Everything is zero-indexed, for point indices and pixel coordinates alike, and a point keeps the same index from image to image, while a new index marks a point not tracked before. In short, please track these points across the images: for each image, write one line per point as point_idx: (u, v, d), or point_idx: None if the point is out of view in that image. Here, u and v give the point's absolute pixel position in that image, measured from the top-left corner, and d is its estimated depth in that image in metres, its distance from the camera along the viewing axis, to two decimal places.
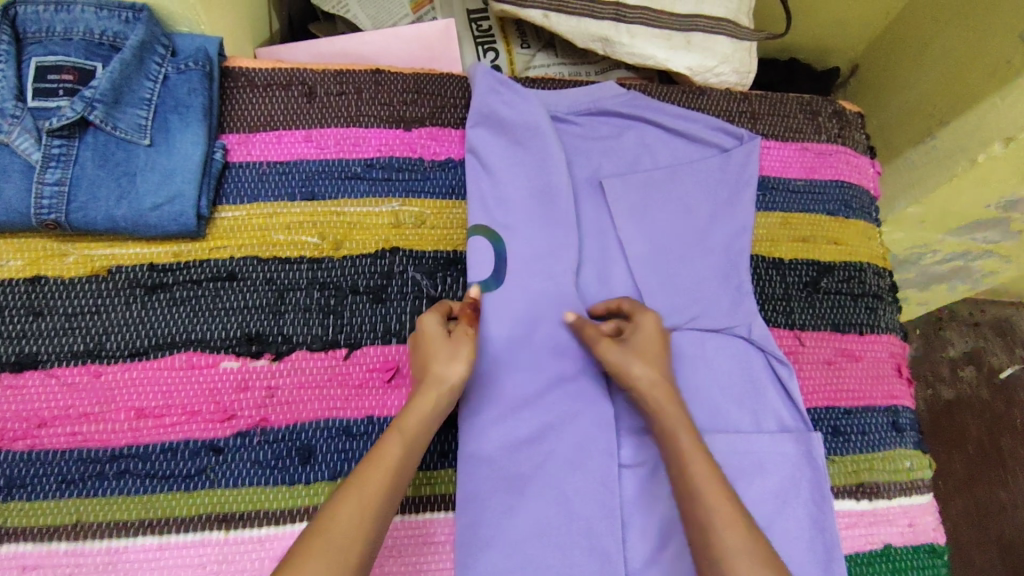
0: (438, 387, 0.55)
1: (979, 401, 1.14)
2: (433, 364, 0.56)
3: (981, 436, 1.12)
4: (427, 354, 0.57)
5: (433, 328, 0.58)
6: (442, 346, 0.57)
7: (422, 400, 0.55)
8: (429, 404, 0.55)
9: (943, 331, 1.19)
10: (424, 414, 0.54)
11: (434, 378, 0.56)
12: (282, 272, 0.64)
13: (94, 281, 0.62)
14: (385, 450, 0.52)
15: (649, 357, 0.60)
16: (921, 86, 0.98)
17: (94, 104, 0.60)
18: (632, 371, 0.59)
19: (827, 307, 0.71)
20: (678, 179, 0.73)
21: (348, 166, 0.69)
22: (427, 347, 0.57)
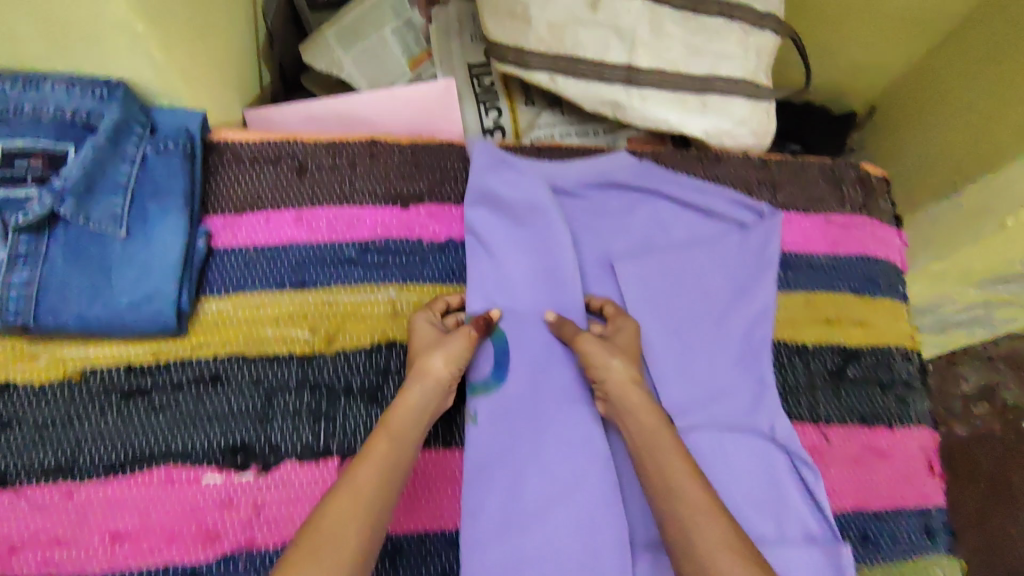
0: (426, 381, 0.55)
1: None
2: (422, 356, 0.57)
3: None
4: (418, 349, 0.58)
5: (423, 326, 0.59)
6: (430, 341, 0.58)
7: (412, 393, 0.55)
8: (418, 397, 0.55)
9: None
10: (412, 408, 0.54)
11: (422, 370, 0.56)
12: (270, 372, 0.59)
13: (67, 386, 0.57)
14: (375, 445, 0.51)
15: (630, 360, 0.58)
16: (942, 136, 0.91)
17: (65, 197, 0.55)
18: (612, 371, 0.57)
19: (854, 397, 0.67)
20: (695, 258, 0.68)
21: (342, 249, 0.64)
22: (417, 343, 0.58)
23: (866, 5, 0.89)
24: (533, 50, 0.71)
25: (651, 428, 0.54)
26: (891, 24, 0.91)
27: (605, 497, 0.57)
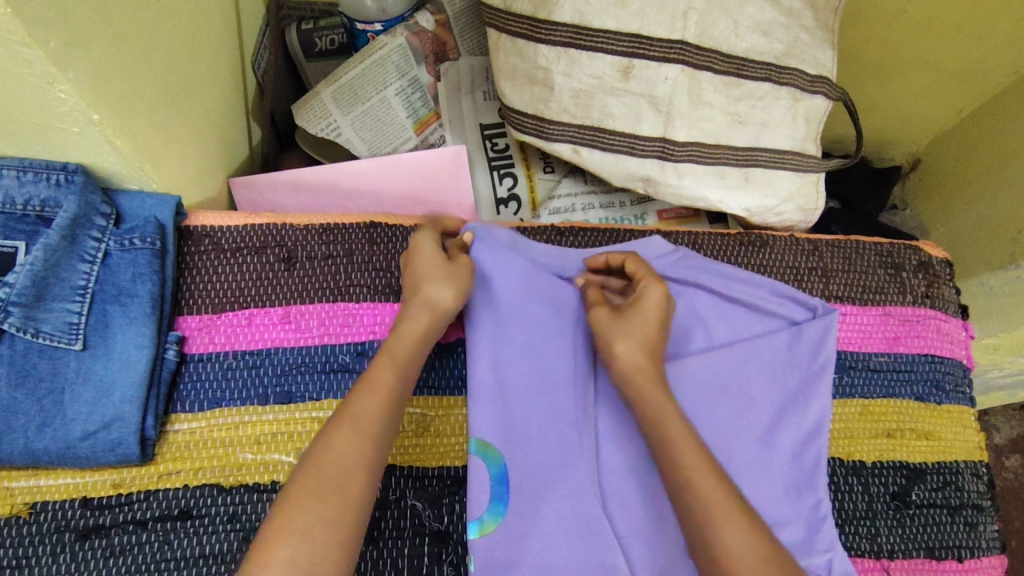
0: (434, 314, 0.51)
1: None
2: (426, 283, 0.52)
3: None
4: (417, 269, 0.53)
5: (424, 248, 0.54)
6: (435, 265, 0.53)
7: (417, 315, 0.51)
8: (423, 327, 0.51)
9: (988, 413, 1.00)
10: (418, 336, 0.50)
11: (429, 298, 0.52)
12: (248, 505, 0.51)
13: (12, 524, 0.49)
14: (381, 372, 0.47)
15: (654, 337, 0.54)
16: (1000, 199, 0.82)
17: (8, 309, 0.47)
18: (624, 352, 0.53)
19: (919, 526, 0.59)
20: (738, 364, 0.59)
21: (334, 354, 0.56)
22: (417, 268, 0.53)
23: (919, 57, 0.80)
24: (554, 120, 0.63)
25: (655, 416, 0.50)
26: (947, 77, 0.82)
27: None
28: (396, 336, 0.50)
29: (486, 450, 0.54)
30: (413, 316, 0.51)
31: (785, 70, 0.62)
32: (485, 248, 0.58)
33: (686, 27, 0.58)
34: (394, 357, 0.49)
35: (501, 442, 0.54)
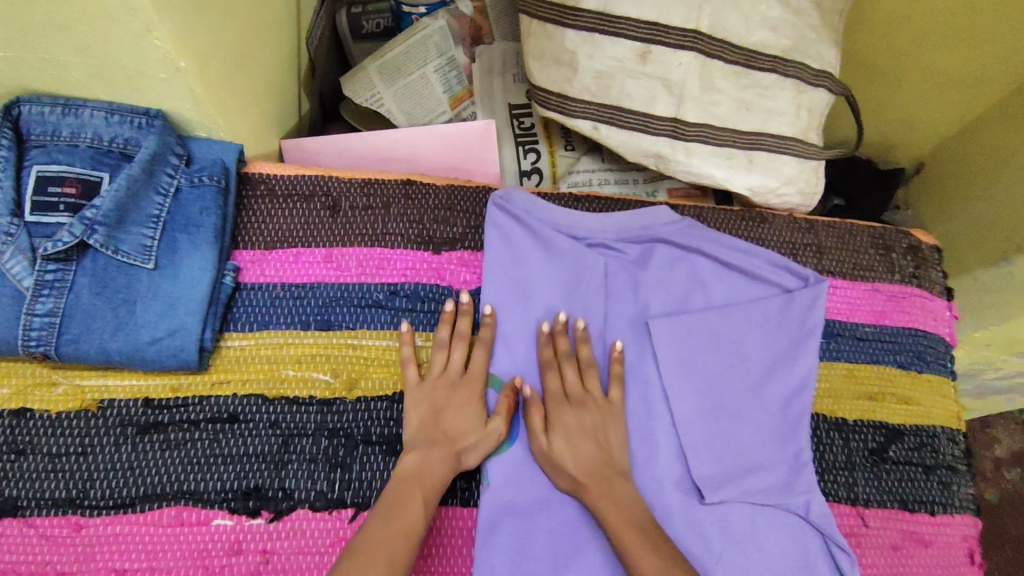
0: (455, 464, 0.56)
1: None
2: (454, 436, 0.57)
3: None
4: (446, 419, 0.58)
5: (455, 366, 0.60)
6: (466, 415, 0.58)
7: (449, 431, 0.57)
8: (445, 475, 0.55)
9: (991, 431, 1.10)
10: (440, 476, 0.55)
11: (452, 450, 0.56)
12: (288, 415, 0.58)
13: (82, 416, 0.56)
14: (410, 511, 0.52)
15: (582, 439, 0.58)
16: (997, 202, 0.87)
17: (94, 227, 0.55)
18: (565, 473, 0.57)
19: (895, 480, 0.63)
20: (731, 324, 0.65)
21: (369, 292, 0.63)
22: (447, 416, 0.58)
23: (921, 65, 0.86)
24: (577, 97, 0.70)
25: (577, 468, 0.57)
26: (949, 84, 0.88)
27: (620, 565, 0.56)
28: (424, 473, 0.54)
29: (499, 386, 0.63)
30: (439, 462, 0.55)
31: (790, 63, 0.68)
32: (510, 215, 0.65)
33: (700, 17, 0.65)
34: (423, 503, 0.53)
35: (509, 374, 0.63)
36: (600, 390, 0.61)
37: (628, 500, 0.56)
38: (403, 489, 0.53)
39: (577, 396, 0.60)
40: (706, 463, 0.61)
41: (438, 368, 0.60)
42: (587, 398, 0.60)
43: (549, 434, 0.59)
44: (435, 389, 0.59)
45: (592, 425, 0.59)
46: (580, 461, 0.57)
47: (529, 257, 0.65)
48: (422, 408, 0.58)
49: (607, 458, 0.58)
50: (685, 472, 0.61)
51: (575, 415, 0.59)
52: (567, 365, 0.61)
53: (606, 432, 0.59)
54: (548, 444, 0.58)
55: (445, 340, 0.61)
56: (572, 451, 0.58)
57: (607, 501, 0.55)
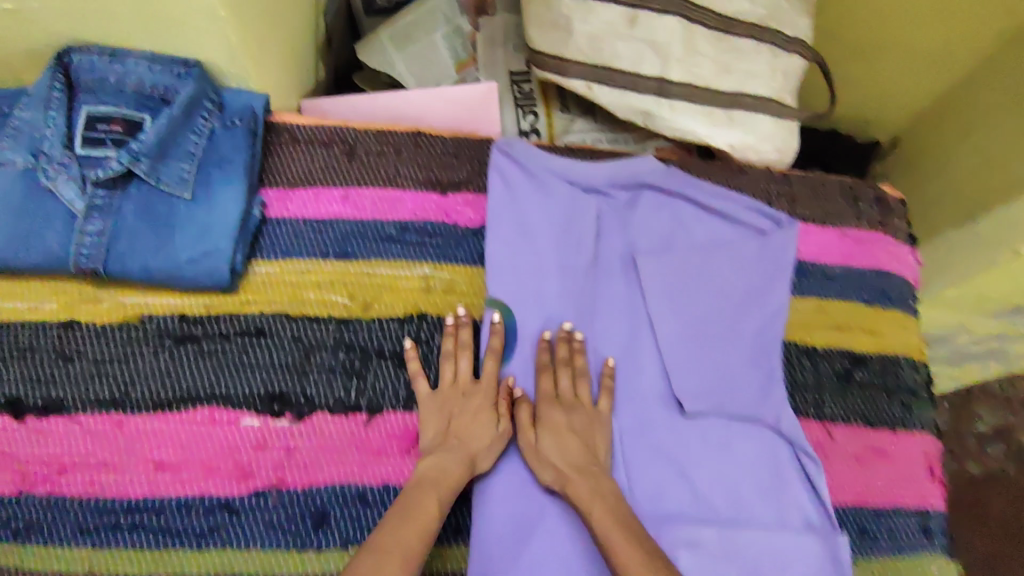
0: (470, 467, 0.59)
1: None
2: (467, 440, 0.60)
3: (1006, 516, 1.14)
4: (457, 422, 0.61)
5: (462, 376, 0.63)
6: (478, 421, 0.62)
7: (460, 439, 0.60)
8: (464, 475, 0.58)
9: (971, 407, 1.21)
10: (459, 478, 0.58)
11: (467, 453, 0.60)
12: (309, 331, 0.64)
13: (124, 328, 0.62)
14: (425, 506, 0.55)
15: (570, 442, 0.61)
16: (966, 169, 0.94)
17: (139, 157, 0.61)
18: (551, 467, 0.60)
19: (860, 400, 0.69)
20: (712, 260, 0.71)
21: (383, 227, 0.69)
22: (460, 421, 0.61)
23: (894, 42, 0.93)
24: (573, 59, 0.76)
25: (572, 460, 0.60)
26: (919, 60, 0.94)
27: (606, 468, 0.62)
28: (442, 476, 0.58)
29: (504, 309, 0.66)
30: (456, 465, 0.58)
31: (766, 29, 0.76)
32: (510, 162, 0.71)
33: None
34: (437, 501, 0.56)
35: (508, 299, 0.67)
36: (590, 398, 0.64)
37: (614, 494, 0.58)
38: (413, 493, 0.56)
39: (568, 402, 0.63)
40: (688, 383, 0.66)
41: (449, 377, 0.63)
42: (577, 404, 0.64)
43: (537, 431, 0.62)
44: (446, 399, 0.62)
45: (582, 429, 0.62)
46: (568, 457, 0.60)
47: (528, 198, 0.71)
48: (437, 414, 0.61)
49: (591, 458, 0.61)
50: (668, 390, 0.67)
51: (568, 422, 0.62)
52: (561, 371, 0.64)
53: (595, 438, 0.62)
54: (535, 437, 0.62)
55: (451, 350, 0.64)
56: (558, 445, 0.61)
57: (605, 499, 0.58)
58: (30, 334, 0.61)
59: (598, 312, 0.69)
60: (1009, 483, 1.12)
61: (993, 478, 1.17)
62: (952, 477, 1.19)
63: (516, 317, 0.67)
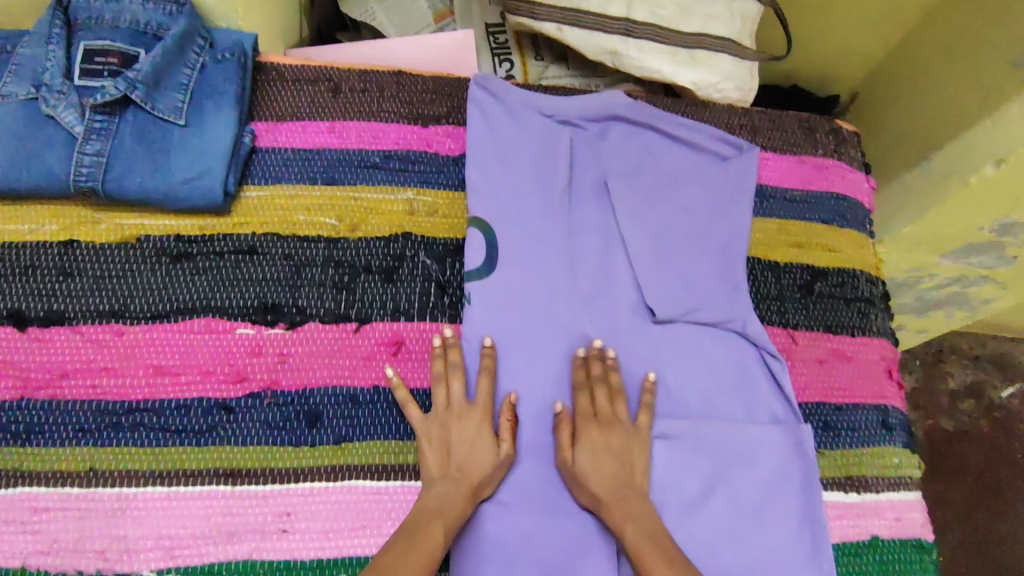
0: (471, 498, 0.59)
1: (977, 432, 1.24)
2: (469, 469, 0.59)
3: (979, 467, 1.22)
4: (456, 451, 0.60)
5: (456, 398, 0.62)
6: (478, 444, 0.61)
7: (459, 475, 0.59)
8: (463, 509, 0.58)
9: (942, 364, 1.28)
10: (459, 513, 0.58)
11: (469, 484, 0.59)
12: (299, 250, 0.67)
13: (123, 247, 0.65)
14: (428, 537, 0.55)
15: (608, 463, 0.61)
16: (918, 113, 0.99)
17: (136, 85, 0.65)
18: (587, 490, 0.60)
19: (820, 309, 0.73)
20: (681, 182, 0.75)
21: (367, 155, 0.73)
22: (458, 448, 0.60)
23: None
24: (542, 4, 0.80)
25: (606, 478, 0.60)
26: (870, 13, 1.00)
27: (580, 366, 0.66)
28: (445, 508, 0.57)
29: (483, 226, 0.70)
30: (457, 498, 0.58)
31: None
32: (486, 95, 0.74)
33: None
34: (442, 530, 0.56)
35: (486, 216, 0.70)
36: (626, 414, 0.64)
37: (646, 515, 0.59)
38: (419, 523, 0.56)
39: (606, 418, 0.63)
40: (660, 296, 0.70)
41: (442, 401, 0.62)
42: (615, 420, 0.63)
43: (574, 449, 0.62)
44: (442, 422, 0.61)
45: (620, 448, 0.62)
46: (603, 480, 0.60)
47: (503, 127, 0.74)
48: (433, 446, 0.60)
49: (630, 478, 0.61)
50: (640, 300, 0.70)
51: (602, 435, 0.62)
52: (599, 389, 0.63)
53: (632, 454, 0.62)
54: (573, 456, 0.61)
55: (443, 372, 0.63)
56: (592, 461, 0.60)
57: (626, 518, 0.59)
58: (31, 254, 0.64)
59: (574, 232, 0.72)
60: (977, 436, 1.24)
61: (965, 433, 1.24)
62: (925, 428, 1.23)
63: (495, 234, 0.70)
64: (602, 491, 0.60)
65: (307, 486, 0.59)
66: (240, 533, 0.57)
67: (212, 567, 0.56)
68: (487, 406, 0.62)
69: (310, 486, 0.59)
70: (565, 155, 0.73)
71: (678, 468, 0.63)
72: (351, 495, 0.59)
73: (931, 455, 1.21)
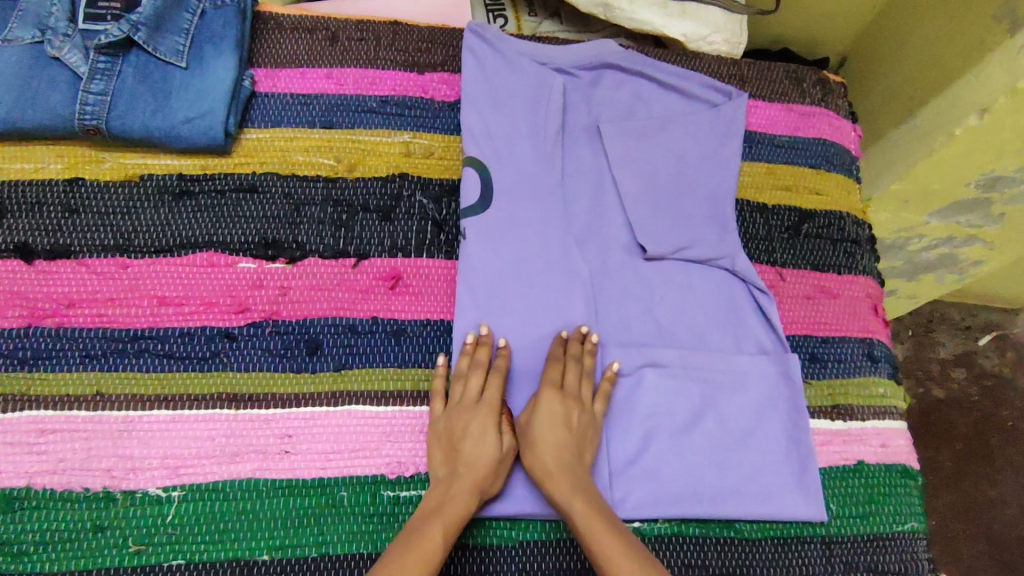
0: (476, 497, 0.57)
1: (968, 399, 1.25)
2: (474, 467, 0.58)
3: (970, 433, 1.22)
4: (464, 447, 0.59)
5: (466, 391, 0.61)
6: (484, 442, 0.59)
7: (466, 480, 0.57)
8: (466, 506, 0.56)
9: (933, 332, 1.30)
10: (465, 510, 0.56)
11: (474, 484, 0.57)
12: (299, 189, 0.69)
13: (126, 185, 0.67)
14: (431, 538, 0.53)
15: (561, 432, 0.60)
16: (905, 70, 1.01)
17: (138, 26, 0.66)
18: (535, 456, 0.59)
19: (808, 249, 0.75)
20: (671, 127, 0.77)
21: (365, 101, 0.74)
22: (465, 443, 0.59)
23: None
24: None
25: (563, 446, 0.59)
26: None
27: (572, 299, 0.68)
28: (447, 506, 0.55)
29: (478, 165, 0.71)
30: (462, 495, 0.56)
31: None
32: (479, 41, 0.76)
33: None
34: (447, 530, 0.54)
35: (481, 156, 0.72)
36: (591, 397, 0.63)
37: (592, 491, 0.58)
38: (422, 524, 0.54)
39: (569, 393, 0.62)
40: (652, 235, 0.71)
41: (457, 395, 0.61)
42: (578, 400, 0.62)
43: (531, 416, 0.61)
44: (452, 414, 0.60)
45: (579, 427, 0.61)
46: (557, 447, 0.59)
47: (497, 73, 0.76)
48: (444, 445, 0.59)
49: (580, 455, 0.60)
50: (633, 238, 0.72)
51: (563, 408, 0.61)
52: (570, 366, 0.63)
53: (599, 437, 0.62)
54: (530, 424, 0.61)
55: (465, 368, 0.62)
56: (555, 447, 0.59)
57: (569, 485, 0.57)
58: (37, 191, 0.66)
59: (566, 174, 0.74)
60: (968, 403, 1.25)
61: (957, 400, 1.25)
62: (916, 396, 1.24)
63: (490, 173, 0.71)
64: (549, 454, 0.59)
65: (308, 411, 0.61)
66: (241, 454, 0.59)
67: (216, 486, 0.58)
68: (495, 405, 0.61)
69: (311, 411, 0.61)
70: (557, 100, 0.75)
71: (668, 395, 0.65)
72: (350, 419, 0.61)
73: (925, 424, 1.22)
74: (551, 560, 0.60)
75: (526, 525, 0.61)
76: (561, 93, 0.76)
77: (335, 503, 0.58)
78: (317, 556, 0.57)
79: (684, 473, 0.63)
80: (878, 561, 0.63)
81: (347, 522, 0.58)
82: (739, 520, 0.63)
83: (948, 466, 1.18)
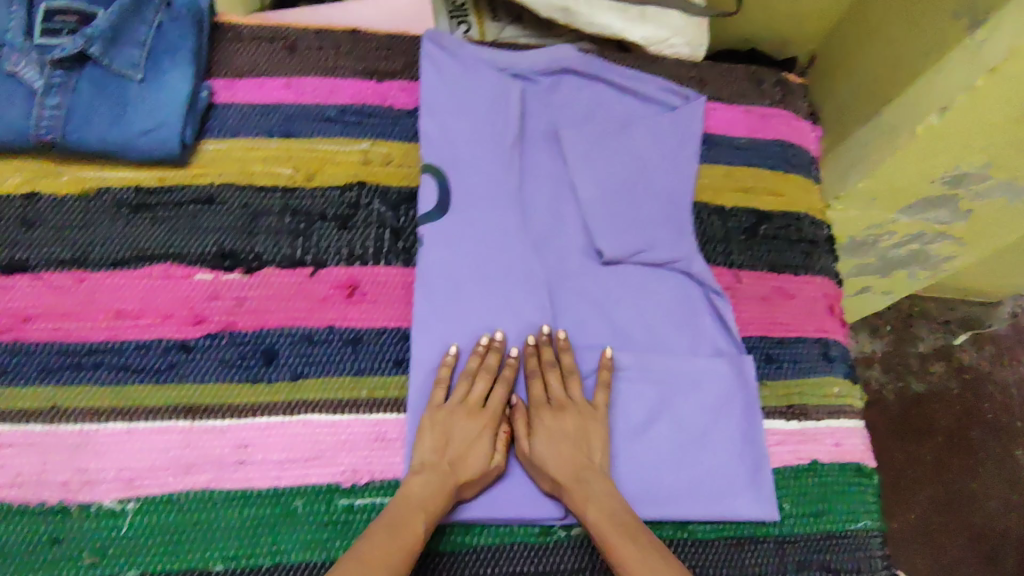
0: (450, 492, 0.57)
1: (948, 393, 1.26)
2: (458, 469, 0.59)
3: (949, 427, 1.22)
4: (455, 445, 0.60)
5: (466, 394, 0.62)
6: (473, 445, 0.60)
7: (447, 479, 0.58)
8: (442, 502, 0.57)
9: (912, 328, 1.31)
10: (441, 505, 0.56)
11: (456, 482, 0.58)
12: (256, 199, 0.70)
13: (83, 199, 0.67)
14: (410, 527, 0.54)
15: (567, 447, 0.61)
16: (868, 67, 1.01)
17: (93, 40, 0.66)
18: (547, 475, 0.60)
19: (765, 250, 0.76)
20: (629, 130, 0.77)
21: (323, 110, 0.75)
22: (455, 442, 0.60)
23: None
24: None
25: (571, 458, 0.60)
26: None
27: (529, 304, 0.68)
28: (426, 499, 0.56)
29: (436, 172, 0.71)
30: (440, 488, 0.57)
31: None
32: (436, 48, 0.76)
33: None
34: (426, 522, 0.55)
35: (439, 161, 0.72)
36: (582, 397, 0.64)
37: (609, 497, 0.58)
38: (404, 513, 0.55)
39: (559, 403, 0.63)
40: (609, 239, 0.72)
41: (460, 396, 0.62)
42: (570, 404, 0.63)
43: (531, 437, 0.62)
44: (450, 414, 0.61)
45: (575, 430, 0.62)
46: (564, 462, 0.60)
47: (454, 79, 0.76)
48: (436, 436, 0.60)
49: (587, 460, 0.61)
50: (590, 242, 0.72)
51: (561, 419, 0.62)
52: (551, 374, 0.64)
53: (589, 436, 0.62)
54: (531, 447, 0.62)
55: (472, 370, 0.63)
56: (562, 458, 0.60)
57: (585, 498, 0.58)
58: None
59: (524, 179, 0.74)
60: (947, 397, 1.25)
61: (936, 395, 1.25)
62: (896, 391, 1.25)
63: (448, 180, 0.72)
64: (561, 469, 0.60)
65: (264, 420, 0.61)
66: (197, 464, 0.59)
67: (173, 497, 0.58)
68: (496, 413, 0.63)
69: (267, 420, 0.61)
70: (514, 107, 0.76)
71: (624, 395, 0.66)
72: (306, 427, 0.62)
73: (903, 418, 1.23)
74: (505, 565, 0.60)
75: (480, 530, 0.62)
76: (519, 98, 0.76)
77: (290, 511, 0.59)
78: (273, 565, 0.57)
79: (639, 474, 0.63)
80: (832, 560, 0.64)
81: (300, 530, 0.59)
82: (693, 521, 0.63)
83: (926, 459, 1.19)
